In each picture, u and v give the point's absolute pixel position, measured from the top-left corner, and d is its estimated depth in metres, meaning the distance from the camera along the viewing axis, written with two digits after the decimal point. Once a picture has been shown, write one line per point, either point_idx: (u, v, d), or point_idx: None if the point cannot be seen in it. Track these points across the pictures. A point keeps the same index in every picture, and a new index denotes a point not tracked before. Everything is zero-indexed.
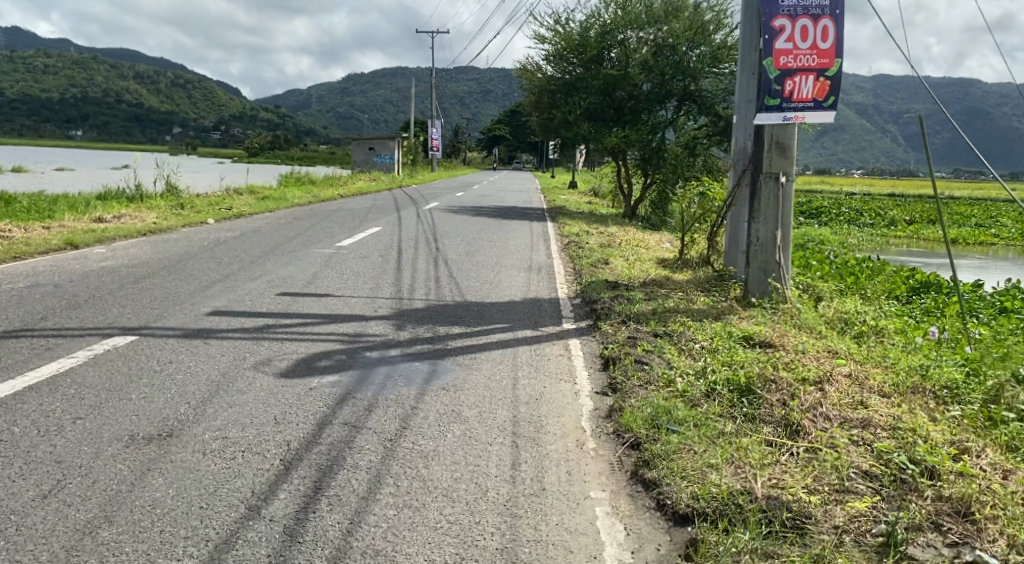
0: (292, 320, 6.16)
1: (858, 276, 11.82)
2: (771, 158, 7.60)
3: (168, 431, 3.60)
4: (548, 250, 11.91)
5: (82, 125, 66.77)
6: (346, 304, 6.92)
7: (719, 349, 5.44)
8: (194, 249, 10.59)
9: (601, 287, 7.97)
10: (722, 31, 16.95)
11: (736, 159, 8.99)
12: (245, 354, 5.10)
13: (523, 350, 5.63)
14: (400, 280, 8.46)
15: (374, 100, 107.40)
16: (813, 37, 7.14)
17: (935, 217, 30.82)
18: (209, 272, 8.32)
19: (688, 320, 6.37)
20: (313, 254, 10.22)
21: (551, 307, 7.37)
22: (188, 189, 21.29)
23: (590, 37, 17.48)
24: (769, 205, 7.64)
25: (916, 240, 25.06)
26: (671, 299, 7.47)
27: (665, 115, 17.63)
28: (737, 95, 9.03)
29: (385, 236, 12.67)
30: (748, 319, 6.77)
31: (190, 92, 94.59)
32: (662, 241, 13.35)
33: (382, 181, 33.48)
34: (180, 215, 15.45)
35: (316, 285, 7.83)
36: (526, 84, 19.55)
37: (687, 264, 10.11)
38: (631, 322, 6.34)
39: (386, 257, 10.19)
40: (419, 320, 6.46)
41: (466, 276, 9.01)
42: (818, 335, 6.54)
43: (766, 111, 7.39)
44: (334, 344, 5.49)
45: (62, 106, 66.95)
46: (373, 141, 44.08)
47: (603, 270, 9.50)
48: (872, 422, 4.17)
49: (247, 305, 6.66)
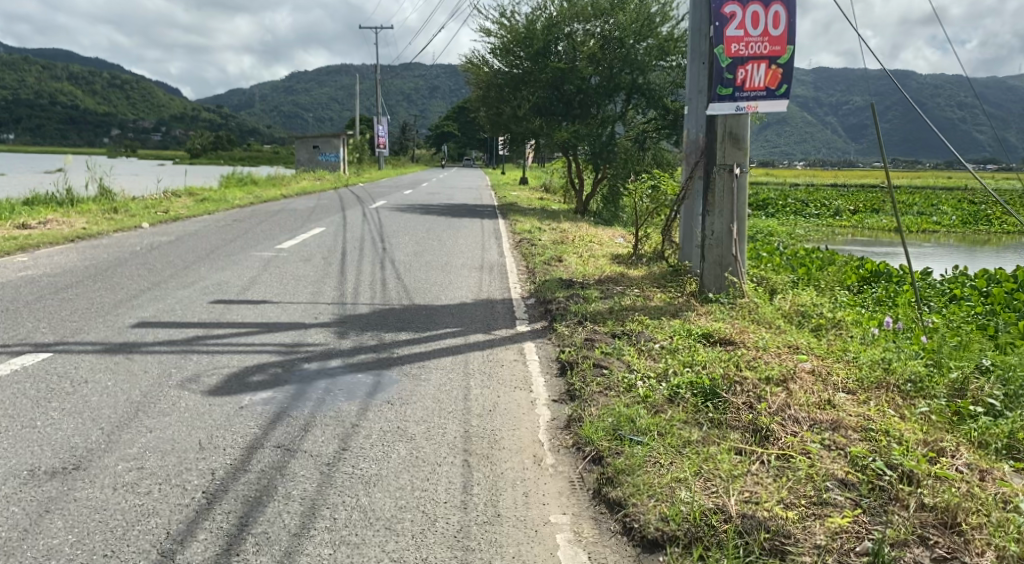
0: (226, 330, 5.74)
1: (810, 266, 11.80)
2: (724, 150, 7.43)
3: (75, 463, 3.19)
4: (499, 248, 11.61)
5: (14, 128, 64.37)
6: (286, 312, 6.52)
7: (680, 349, 5.21)
8: (124, 254, 10.02)
9: (555, 286, 7.70)
10: (668, 24, 16.81)
11: (689, 151, 8.82)
12: (172, 370, 4.68)
13: (474, 356, 5.32)
14: (344, 284, 8.08)
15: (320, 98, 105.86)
16: (764, 24, 6.96)
17: (878, 206, 31.41)
18: (139, 280, 7.81)
19: (646, 319, 6.14)
20: (253, 257, 9.77)
21: (503, 308, 7.08)
22: (123, 192, 20.44)
23: (536, 31, 17.20)
24: (723, 198, 7.47)
25: (861, 229, 25.46)
26: (627, 297, 7.25)
27: (614, 109, 17.50)
28: (687, 87, 8.87)
29: (329, 237, 12.21)
30: (707, 315, 6.57)
31: (128, 92, 91.97)
32: (615, 236, 13.15)
33: (328, 180, 32.82)
34: (113, 219, 14.74)
35: (254, 291, 7.39)
36: (472, 79, 19.20)
37: (641, 259, 9.92)
38: (587, 322, 6.09)
39: (330, 259, 9.79)
40: (364, 327, 6.09)
41: (414, 277, 8.67)
42: (778, 330, 6.37)
43: (719, 101, 7.21)
44: (270, 356, 5.10)
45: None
46: (319, 140, 43.34)
47: (557, 268, 9.24)
48: (843, 424, 3.97)
49: (177, 315, 6.21)
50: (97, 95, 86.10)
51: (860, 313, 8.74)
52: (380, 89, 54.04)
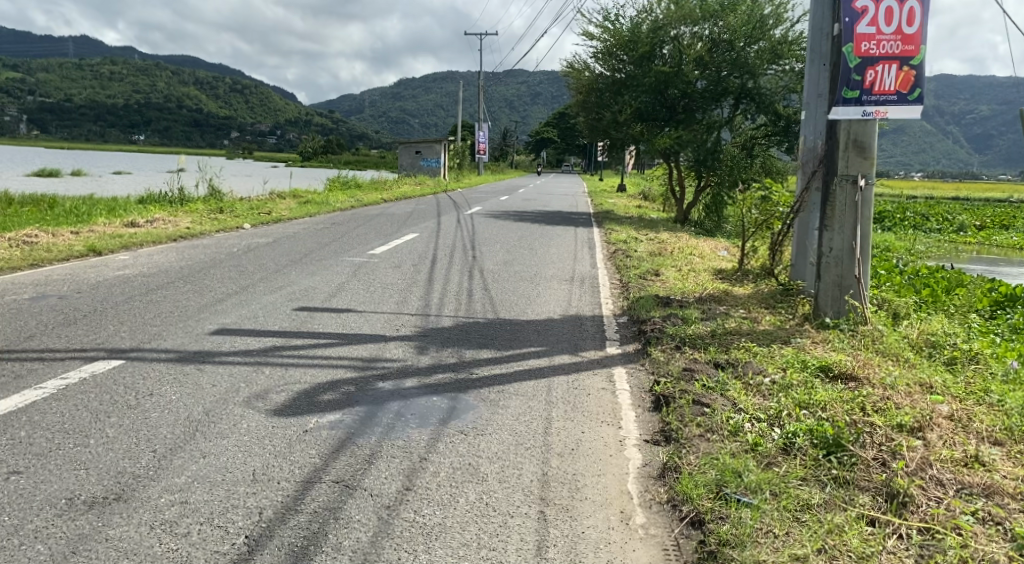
0: (303, 341, 5.48)
1: (934, 287, 10.78)
2: (847, 159, 6.73)
3: (117, 493, 2.93)
4: (593, 259, 11.12)
5: (145, 131, 68.39)
6: (366, 322, 6.22)
7: (795, 388, 4.63)
8: (220, 255, 10.08)
9: (652, 303, 7.15)
10: (782, 27, 15.95)
11: (805, 159, 8.12)
12: (240, 384, 4.42)
13: (560, 381, 4.87)
14: (430, 293, 7.78)
15: (424, 104, 107.85)
16: (898, 20, 6.25)
17: (1007, 222, 29.19)
18: (227, 283, 7.73)
19: (754, 348, 5.56)
20: (343, 262, 9.64)
21: (594, 326, 6.59)
22: (232, 193, 21.06)
23: (642, 34, 16.62)
24: (845, 212, 6.75)
25: (989, 246, 23.57)
26: (731, 319, 6.66)
27: (720, 114, 16.76)
28: (806, 91, 8.18)
29: (422, 242, 12.03)
30: (823, 344, 5.92)
31: (247, 97, 96.29)
32: (717, 249, 12.43)
33: (428, 184, 33.06)
34: (217, 219, 15.07)
35: (339, 298, 7.16)
36: (574, 84, 18.78)
37: (746, 275, 9.24)
38: (686, 348, 5.55)
39: (419, 266, 9.56)
40: (445, 343, 5.72)
41: (503, 288, 8.30)
42: (906, 363, 5.66)
43: (843, 105, 6.52)
44: (344, 372, 4.78)
45: (127, 113, 68.74)
46: (421, 145, 43.81)
47: (654, 283, 8.68)
48: (998, 489, 3.32)
49: (257, 322, 6.00)
50: (219, 99, 90.46)
51: (996, 343, 7.82)
52: (483, 95, 54.41)
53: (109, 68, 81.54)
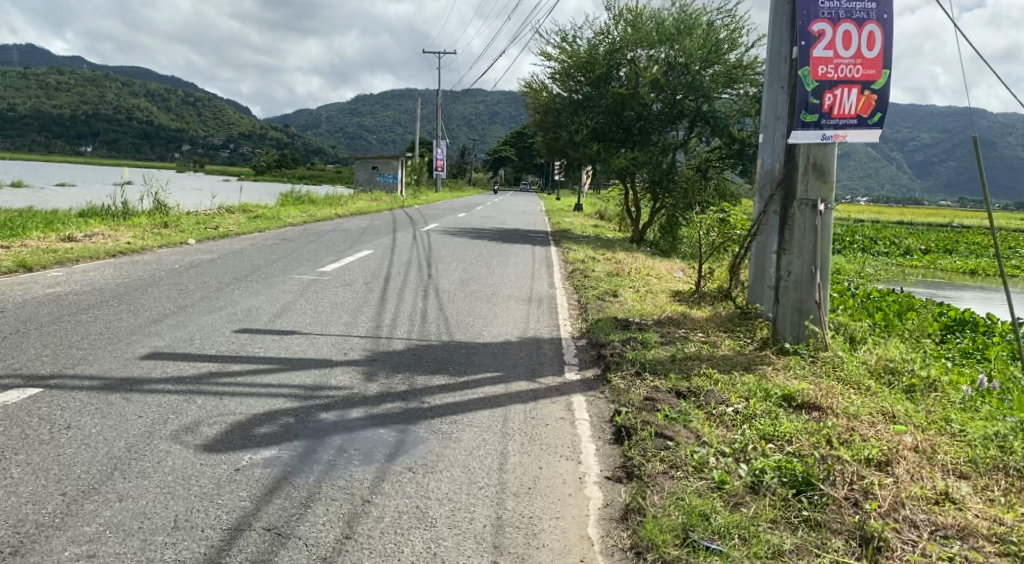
0: (241, 367, 5.15)
1: (887, 311, 10.82)
2: (807, 182, 6.65)
3: (16, 547, 2.69)
4: (550, 278, 10.92)
5: (93, 142, 66.68)
6: (311, 346, 5.90)
7: (759, 417, 4.46)
8: (160, 273, 9.64)
9: (611, 326, 6.96)
10: (737, 51, 16.08)
11: (763, 182, 8.04)
12: (169, 415, 4.08)
13: (516, 411, 4.62)
14: (381, 314, 7.48)
15: (380, 120, 107.29)
16: (857, 44, 6.21)
17: (951, 246, 29.91)
18: (165, 303, 7.34)
19: (715, 374, 5.38)
20: (290, 280, 9.29)
21: (552, 350, 6.35)
22: (179, 208, 20.47)
23: (599, 55, 16.62)
24: (805, 235, 6.66)
25: (934, 270, 24.06)
26: (692, 343, 6.50)
27: (676, 136, 16.83)
28: (764, 113, 8.11)
29: (375, 260, 11.71)
30: (784, 371, 5.78)
31: (200, 109, 94.69)
32: (673, 270, 12.34)
33: (383, 200, 32.64)
34: (160, 234, 14.54)
35: (283, 319, 6.82)
36: (531, 103, 18.67)
37: (704, 297, 9.12)
38: (647, 374, 5.35)
39: (370, 285, 9.25)
40: (394, 368, 5.43)
41: (457, 309, 8.04)
42: (868, 392, 5.54)
43: (802, 128, 6.44)
44: (284, 402, 4.47)
45: (74, 123, 67.02)
46: (377, 160, 43.34)
47: (612, 304, 8.51)
48: (973, 530, 3.18)
49: (193, 345, 5.65)
50: (170, 111, 88.81)
51: (951, 367, 7.79)
52: (440, 112, 54.20)
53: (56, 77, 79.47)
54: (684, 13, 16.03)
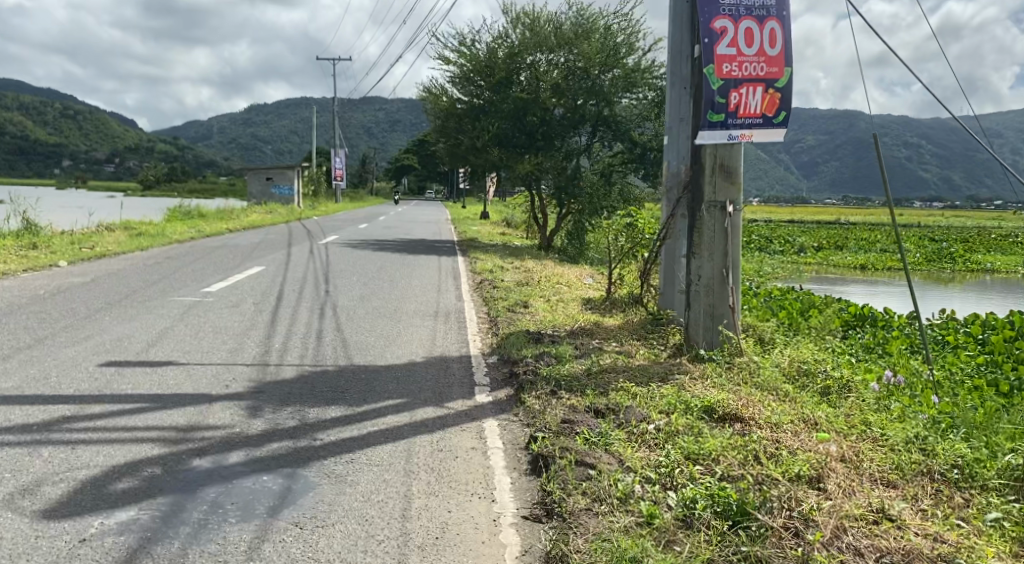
0: (102, 409, 4.50)
1: (791, 310, 10.90)
2: (714, 184, 6.47)
3: None
4: (457, 290, 10.49)
5: None
6: (189, 379, 5.27)
7: (682, 435, 4.15)
8: (21, 300, 8.69)
9: (523, 340, 6.58)
10: (634, 55, 16.14)
11: (670, 185, 7.88)
12: (4, 474, 3.42)
13: (422, 443, 4.17)
14: (272, 337, 6.88)
15: (276, 131, 104.33)
16: (759, 41, 6.07)
17: (841, 243, 31.15)
18: (20, 335, 6.52)
19: (634, 388, 5.08)
20: (171, 303, 8.52)
21: (461, 370, 5.91)
22: (52, 227, 18.99)
23: (498, 60, 16.34)
24: (714, 238, 6.48)
25: (827, 267, 24.89)
26: (607, 354, 6.20)
27: (579, 141, 16.77)
28: (668, 114, 7.95)
29: (268, 277, 10.97)
30: (701, 379, 5.53)
31: (80, 121, 89.71)
32: (582, 276, 12.15)
33: (281, 213, 31.41)
34: (25, 257, 13.30)
35: (159, 349, 6.13)
36: (431, 109, 18.19)
37: (615, 304, 8.89)
38: (563, 392, 4.98)
39: (261, 305, 8.60)
40: (283, 401, 4.87)
41: (357, 327, 7.51)
42: (787, 399, 5.35)
43: (709, 128, 6.25)
44: (150, 449, 3.87)
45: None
46: (271, 172, 41.80)
47: (522, 316, 8.15)
48: (917, 552, 2.94)
49: (47, 385, 4.94)
50: (47, 123, 83.69)
51: (856, 363, 7.81)
52: (338, 121, 52.86)
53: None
54: (581, 17, 15.98)
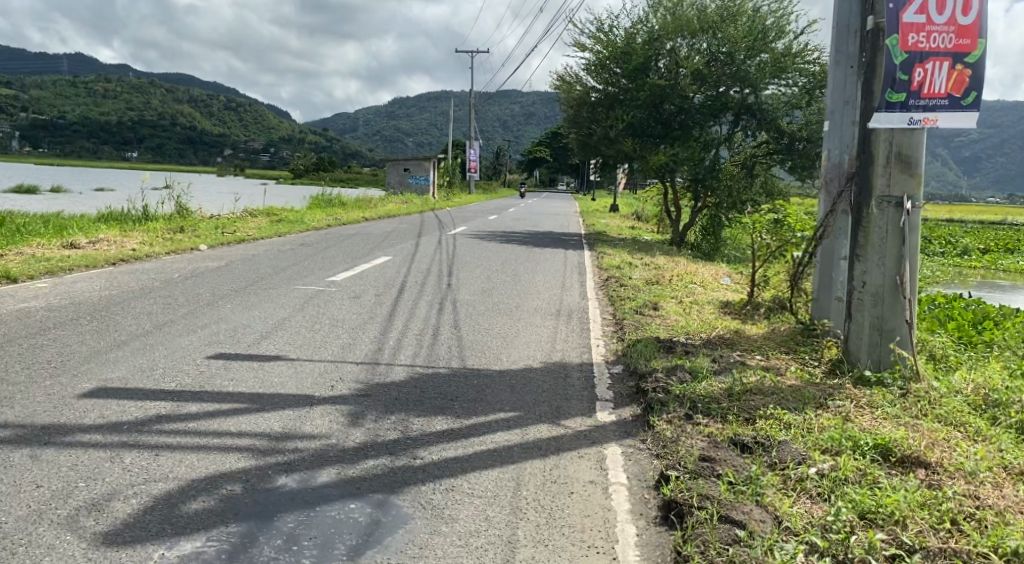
0: (198, 411, 4.20)
1: (963, 322, 9.54)
2: (888, 176, 5.51)
3: None
4: (583, 287, 9.87)
5: (138, 148, 67.63)
6: (292, 378, 4.94)
7: (853, 485, 3.40)
8: (154, 283, 8.82)
9: (652, 350, 5.88)
10: (784, 39, 14.84)
11: (830, 177, 6.93)
12: (78, 483, 3.15)
13: (535, 471, 3.61)
14: (385, 333, 6.51)
15: (416, 122, 107.00)
16: (952, 7, 5.10)
17: (1012, 245, 28.13)
18: (142, 320, 6.47)
19: (786, 416, 4.32)
20: (293, 292, 8.39)
21: (581, 381, 5.28)
22: (201, 211, 19.84)
23: (636, 45, 15.45)
24: (885, 239, 5.54)
25: (994, 271, 22.46)
26: (750, 370, 5.41)
27: (719, 131, 15.60)
28: (830, 97, 6.99)
29: (392, 268, 10.72)
30: (868, 408, 4.69)
31: (239, 113, 95.46)
32: (719, 276, 11.25)
33: (416, 202, 31.83)
34: (170, 240, 13.81)
35: (270, 341, 5.88)
36: (564, 98, 17.56)
37: (757, 310, 7.99)
38: (700, 418, 4.27)
39: (380, 297, 8.31)
40: (387, 407, 4.43)
41: (475, 325, 7.03)
42: (980, 438, 4.41)
43: (886, 109, 5.32)
44: (235, 461, 3.52)
45: (119, 129, 67.85)
46: (408, 163, 42.53)
47: (652, 319, 7.42)
48: None
49: (151, 378, 4.74)
50: (211, 115, 89.61)
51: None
52: (474, 113, 52.97)
53: (103, 83, 80.78)
54: None
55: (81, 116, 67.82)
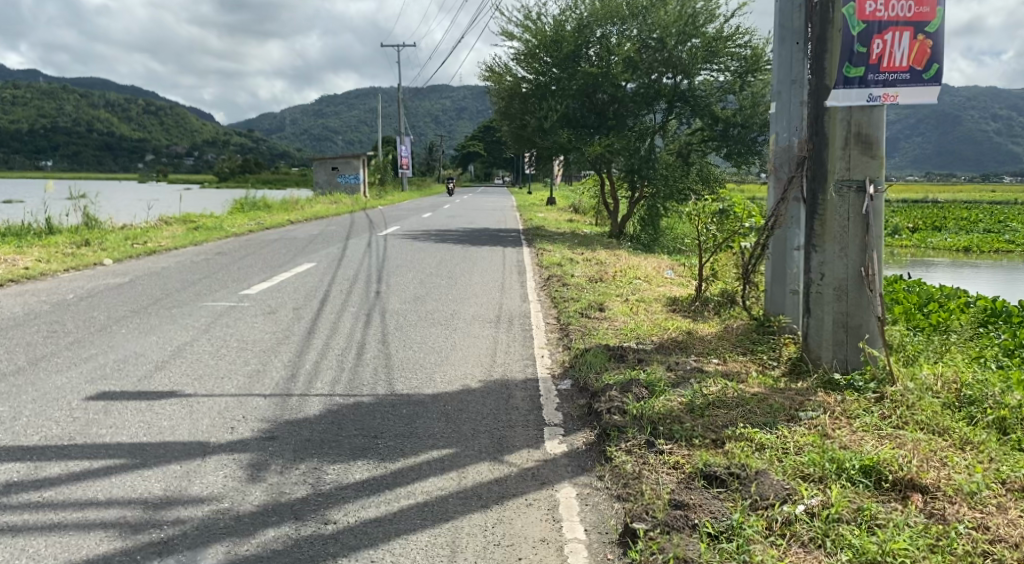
0: (61, 472, 3.43)
1: (911, 306, 9.26)
2: (848, 158, 5.05)
3: None
4: (522, 289, 9.27)
5: (53, 156, 64.50)
6: (186, 420, 4.18)
7: (850, 528, 2.88)
8: (43, 307, 7.86)
9: (602, 360, 5.29)
10: (715, 23, 14.53)
11: (780, 163, 6.46)
12: None
13: (474, 530, 3.01)
14: (302, 355, 5.77)
15: (344, 121, 104.92)
16: None
17: (940, 223, 28.72)
18: (16, 355, 5.59)
19: (759, 435, 3.77)
20: (202, 310, 7.55)
21: (525, 402, 4.66)
22: (112, 222, 18.55)
23: (566, 33, 14.87)
24: (846, 228, 5.08)
25: (924, 250, 22.76)
26: (709, 379, 4.86)
27: (653, 120, 15.21)
28: (776, 76, 6.51)
29: (315, 276, 9.92)
30: (846, 420, 4.18)
31: (160, 117, 92.06)
32: (662, 269, 10.78)
33: (346, 203, 30.71)
34: (71, 255, 12.66)
35: (165, 374, 5.09)
36: (494, 89, 16.90)
37: (706, 306, 7.50)
38: (663, 443, 3.71)
39: (301, 311, 7.53)
40: (298, 454, 3.75)
41: (405, 339, 6.35)
42: (969, 445, 3.93)
43: (844, 87, 4.87)
44: (97, 545, 2.82)
45: (32, 137, 64.57)
46: (337, 162, 41.23)
47: (597, 322, 6.87)
48: None
49: (10, 430, 3.93)
50: (130, 120, 86.12)
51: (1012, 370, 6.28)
52: (403, 108, 51.84)
53: (13, 90, 76.92)
54: None
55: None
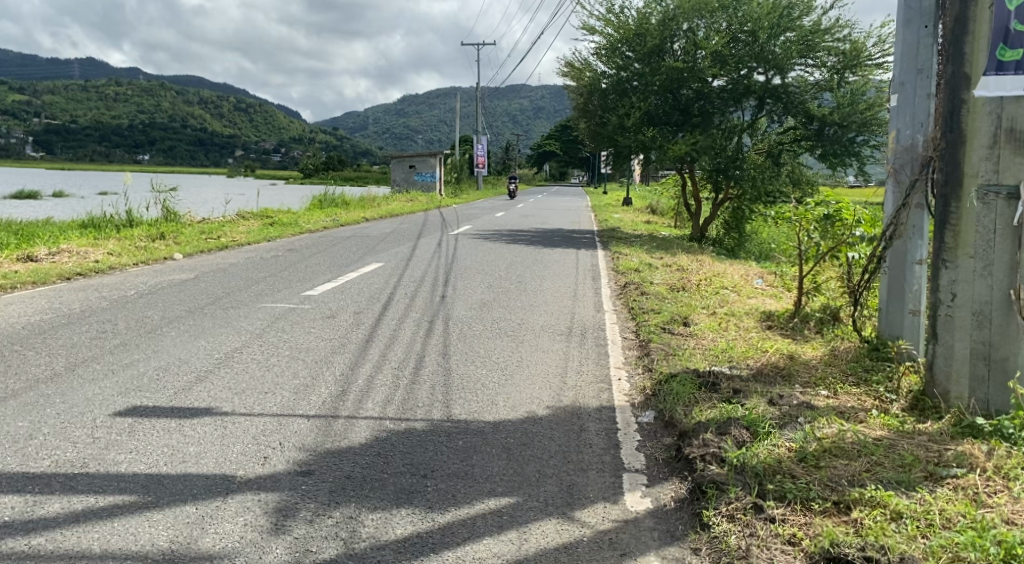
0: (59, 510, 2.96)
1: None
2: (996, 159, 4.14)
3: None
4: (597, 297, 8.58)
5: (148, 151, 67.02)
6: (215, 446, 3.68)
7: None
8: (102, 303, 7.62)
9: (690, 390, 4.57)
10: (811, 15, 13.51)
11: (901, 164, 5.56)
12: None
13: None
14: (353, 369, 5.23)
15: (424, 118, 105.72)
16: None
17: None
18: (58, 358, 5.24)
19: (895, 501, 3.01)
20: (259, 311, 7.15)
21: (601, 438, 4.00)
22: (190, 215, 18.66)
23: (650, 26, 14.09)
24: (991, 242, 4.17)
25: None
26: (822, 418, 4.09)
27: (741, 117, 14.25)
28: (898, 65, 5.63)
29: (381, 278, 9.47)
30: (1003, 481, 3.34)
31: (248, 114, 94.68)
32: (751, 278, 9.90)
33: (421, 201, 30.39)
34: (143, 248, 12.59)
35: (203, 387, 4.62)
36: (573, 85, 16.22)
37: (807, 324, 6.67)
38: (774, 509, 3.01)
39: (360, 316, 7.04)
40: (334, 497, 3.19)
41: (469, 353, 5.75)
42: None
43: (996, 73, 3.96)
44: None
45: (131, 132, 67.24)
46: (414, 160, 41.19)
47: (682, 339, 6.15)
48: None
49: (20, 451, 3.51)
50: (220, 117, 88.82)
51: None
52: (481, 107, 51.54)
53: (114, 88, 80.34)
54: None
55: (91, 120, 67.27)
